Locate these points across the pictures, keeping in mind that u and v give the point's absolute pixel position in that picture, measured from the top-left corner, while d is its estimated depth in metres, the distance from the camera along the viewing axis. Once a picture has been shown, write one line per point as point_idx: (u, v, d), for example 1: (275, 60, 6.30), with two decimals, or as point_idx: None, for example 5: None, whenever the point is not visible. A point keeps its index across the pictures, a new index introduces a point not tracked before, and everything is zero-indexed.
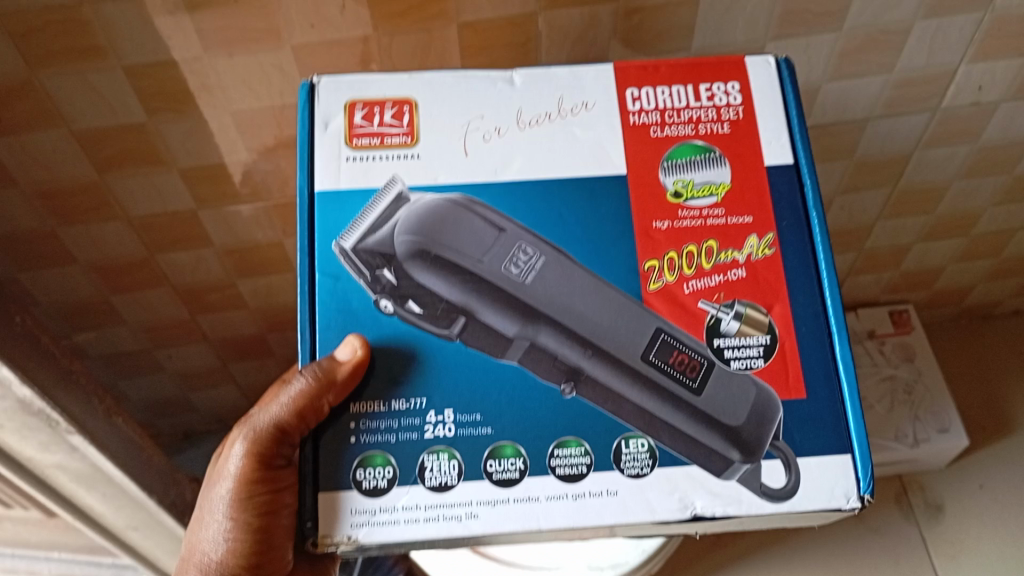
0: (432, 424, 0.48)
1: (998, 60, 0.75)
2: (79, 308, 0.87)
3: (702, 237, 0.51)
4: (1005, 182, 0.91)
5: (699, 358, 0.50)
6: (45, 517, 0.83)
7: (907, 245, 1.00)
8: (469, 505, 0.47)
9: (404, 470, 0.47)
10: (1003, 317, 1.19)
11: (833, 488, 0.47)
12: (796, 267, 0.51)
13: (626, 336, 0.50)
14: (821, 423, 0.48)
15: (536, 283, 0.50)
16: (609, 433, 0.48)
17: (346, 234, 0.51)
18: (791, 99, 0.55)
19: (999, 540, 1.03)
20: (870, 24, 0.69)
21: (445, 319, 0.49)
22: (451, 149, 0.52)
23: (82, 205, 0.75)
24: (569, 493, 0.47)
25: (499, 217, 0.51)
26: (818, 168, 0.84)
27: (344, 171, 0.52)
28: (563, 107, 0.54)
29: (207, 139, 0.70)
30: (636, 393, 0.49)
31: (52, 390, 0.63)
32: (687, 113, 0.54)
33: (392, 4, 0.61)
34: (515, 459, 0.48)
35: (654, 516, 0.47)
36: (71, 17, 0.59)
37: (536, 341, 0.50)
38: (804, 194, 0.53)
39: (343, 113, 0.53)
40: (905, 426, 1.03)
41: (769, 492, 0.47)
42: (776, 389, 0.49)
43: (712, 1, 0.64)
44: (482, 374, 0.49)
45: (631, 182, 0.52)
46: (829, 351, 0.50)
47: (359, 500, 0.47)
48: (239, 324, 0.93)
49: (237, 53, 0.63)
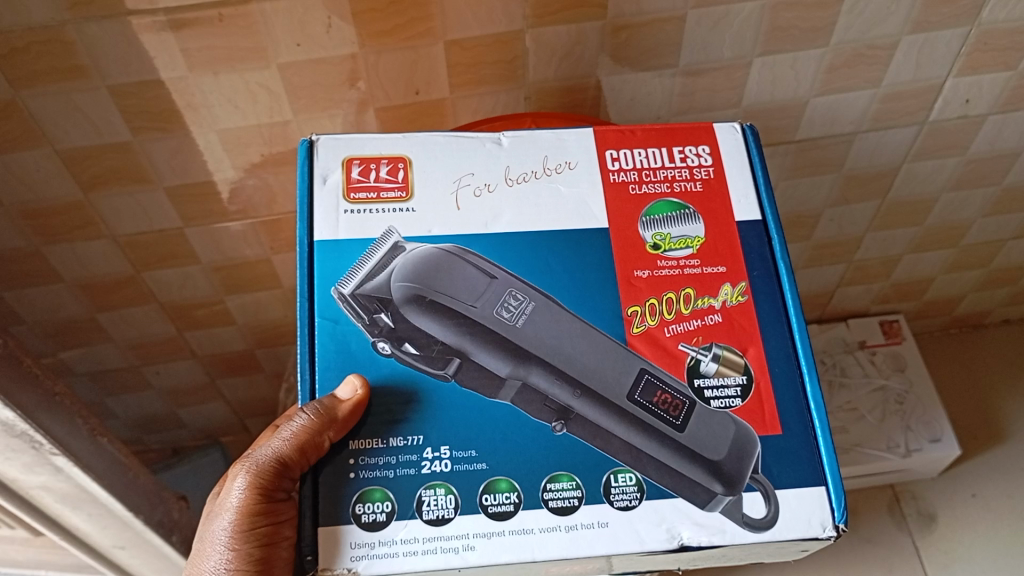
0: (428, 459, 0.47)
1: (985, 73, 0.75)
2: (65, 326, 0.86)
3: (679, 285, 0.51)
4: (994, 194, 0.91)
5: (681, 397, 0.49)
6: (31, 536, 0.81)
7: (896, 257, 1.00)
8: (462, 539, 0.45)
9: (403, 505, 0.46)
10: (994, 326, 1.19)
11: (808, 517, 0.46)
12: (768, 313, 0.51)
13: (612, 378, 0.49)
14: (797, 457, 0.48)
15: (526, 328, 0.50)
16: (598, 467, 0.47)
17: (345, 280, 0.50)
18: (756, 161, 0.55)
19: (992, 549, 1.02)
20: (857, 39, 0.69)
21: (440, 360, 0.48)
22: (442, 201, 0.52)
23: (67, 224, 0.74)
24: (562, 524, 0.46)
25: (489, 265, 0.51)
26: (807, 182, 0.84)
27: (342, 223, 0.51)
28: (548, 166, 0.54)
29: (193, 158, 0.69)
30: (623, 430, 0.48)
31: (36, 412, 0.62)
32: (663, 173, 0.54)
33: (378, 22, 0.61)
34: (509, 493, 0.46)
35: (642, 547, 0.45)
36: (54, 38, 0.58)
37: (527, 381, 0.49)
38: (771, 248, 0.53)
39: (340, 169, 0.52)
40: (897, 436, 1.02)
41: (751, 522, 0.46)
42: (753, 426, 0.48)
43: (699, 18, 0.64)
44: (475, 412, 0.48)
45: (612, 234, 0.52)
46: (802, 390, 0.49)
47: (358, 534, 0.45)
48: (228, 341, 0.93)
49: (222, 71, 0.62)
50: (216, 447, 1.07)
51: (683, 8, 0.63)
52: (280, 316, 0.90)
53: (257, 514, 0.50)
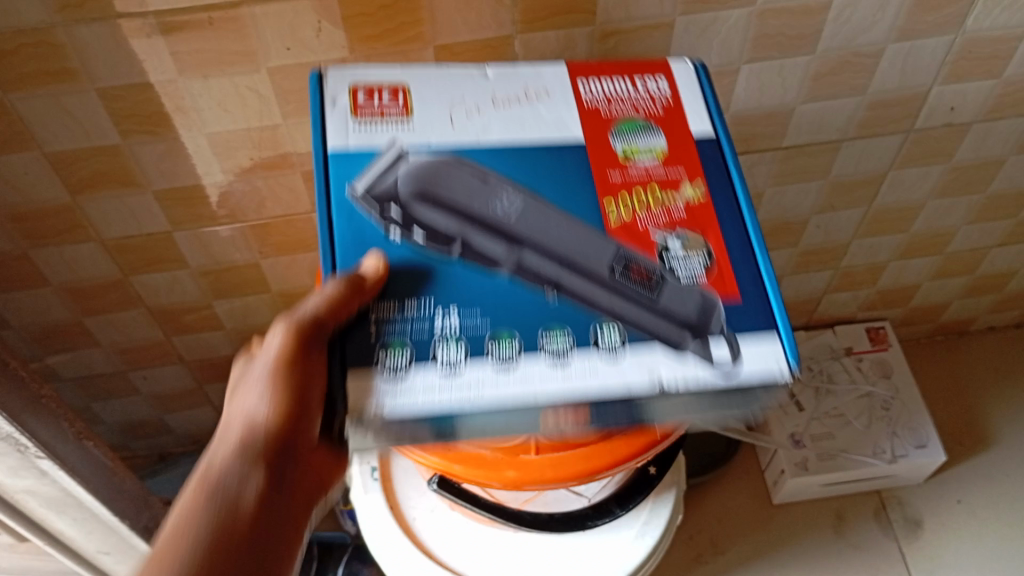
0: (440, 318, 0.44)
1: (969, 81, 0.76)
2: (51, 331, 0.86)
3: (642, 184, 0.49)
4: (979, 201, 0.92)
5: (654, 269, 0.46)
6: (15, 543, 0.80)
7: (882, 263, 1.01)
8: (450, 387, 0.42)
9: (420, 354, 0.43)
10: (978, 333, 1.21)
11: (767, 360, 0.44)
12: (724, 207, 0.49)
13: (597, 244, 0.46)
14: (758, 319, 0.45)
15: (518, 223, 0.46)
16: (587, 318, 0.44)
17: (358, 179, 0.47)
18: (708, 89, 0.54)
19: (976, 554, 1.03)
20: (843, 47, 0.69)
21: (443, 240, 0.46)
22: (439, 119, 0.50)
23: (54, 228, 0.74)
24: (558, 367, 0.43)
25: (476, 168, 0.48)
26: (793, 188, 0.85)
27: (353, 135, 0.48)
28: (530, 92, 0.52)
29: (182, 162, 0.69)
30: (608, 297, 0.45)
31: (22, 414, 0.61)
32: (628, 99, 0.52)
33: (368, 26, 0.61)
34: (511, 342, 0.43)
35: (623, 387, 0.43)
36: (43, 40, 0.58)
37: (523, 261, 0.46)
38: (721, 152, 0.51)
39: (346, 94, 0.50)
40: (883, 442, 1.03)
41: (719, 364, 0.43)
42: (715, 291, 0.46)
43: (687, 25, 0.65)
44: (472, 280, 0.45)
45: (587, 146, 0.50)
46: (757, 268, 0.47)
47: (385, 380, 0.42)
48: (215, 346, 0.93)
49: (212, 74, 0.62)
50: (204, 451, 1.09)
51: (671, 15, 0.64)
52: (268, 321, 0.90)
53: (288, 377, 0.45)
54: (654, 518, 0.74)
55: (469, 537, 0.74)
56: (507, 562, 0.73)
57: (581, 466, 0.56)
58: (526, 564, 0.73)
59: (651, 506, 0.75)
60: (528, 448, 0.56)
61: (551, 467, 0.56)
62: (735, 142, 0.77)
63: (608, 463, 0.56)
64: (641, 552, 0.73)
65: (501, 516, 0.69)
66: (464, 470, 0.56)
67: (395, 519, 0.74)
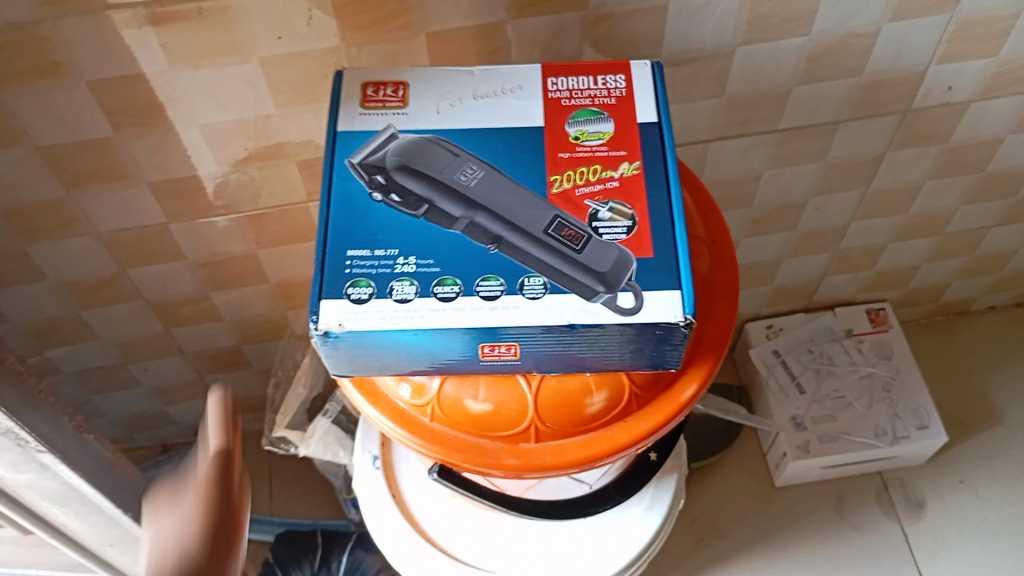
0: (402, 262, 0.48)
1: (965, 61, 0.75)
2: (50, 325, 0.86)
3: (587, 162, 0.52)
4: (976, 181, 0.92)
5: (583, 232, 0.49)
6: (19, 536, 0.78)
7: (880, 245, 1.00)
8: (384, 315, 0.47)
9: (379, 288, 0.47)
10: (979, 313, 1.20)
11: (663, 308, 0.47)
12: (655, 184, 0.51)
13: (533, 210, 0.50)
14: (667, 277, 0.48)
15: (476, 189, 0.50)
16: (516, 269, 0.48)
17: (357, 153, 0.51)
18: (661, 91, 0.54)
19: (978, 534, 1.03)
20: (838, 28, 0.69)
21: (413, 204, 0.50)
22: (425, 108, 0.54)
23: (49, 223, 0.74)
24: (488, 305, 0.47)
25: (452, 145, 0.52)
26: (790, 171, 0.85)
27: (358, 120, 0.53)
28: (506, 87, 0.55)
29: (175, 154, 0.69)
30: (537, 250, 0.48)
31: (21, 410, 0.59)
32: (586, 93, 0.54)
33: (358, 15, 0.61)
34: (452, 287, 0.47)
35: (538, 325, 0.47)
36: (31, 35, 0.58)
37: (474, 221, 0.50)
38: (662, 136, 0.52)
39: (355, 87, 0.54)
40: (885, 423, 1.03)
41: (620, 309, 0.47)
42: (630, 250, 0.48)
43: (678, 9, 0.64)
44: (431, 236, 0.49)
45: (545, 131, 0.53)
46: (671, 238, 0.49)
47: (342, 305, 0.47)
48: (215, 338, 0.93)
49: (203, 66, 0.62)
50: None
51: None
52: (266, 311, 0.91)
53: None
54: (658, 502, 0.74)
55: (471, 523, 0.74)
56: (513, 549, 0.73)
57: (581, 453, 0.56)
58: (530, 549, 0.73)
59: (653, 490, 0.75)
60: (528, 436, 0.56)
61: (552, 455, 0.56)
62: (730, 126, 0.77)
63: (607, 449, 0.56)
64: (647, 529, 0.73)
65: (503, 505, 0.70)
66: (465, 460, 0.56)
67: (398, 509, 0.75)
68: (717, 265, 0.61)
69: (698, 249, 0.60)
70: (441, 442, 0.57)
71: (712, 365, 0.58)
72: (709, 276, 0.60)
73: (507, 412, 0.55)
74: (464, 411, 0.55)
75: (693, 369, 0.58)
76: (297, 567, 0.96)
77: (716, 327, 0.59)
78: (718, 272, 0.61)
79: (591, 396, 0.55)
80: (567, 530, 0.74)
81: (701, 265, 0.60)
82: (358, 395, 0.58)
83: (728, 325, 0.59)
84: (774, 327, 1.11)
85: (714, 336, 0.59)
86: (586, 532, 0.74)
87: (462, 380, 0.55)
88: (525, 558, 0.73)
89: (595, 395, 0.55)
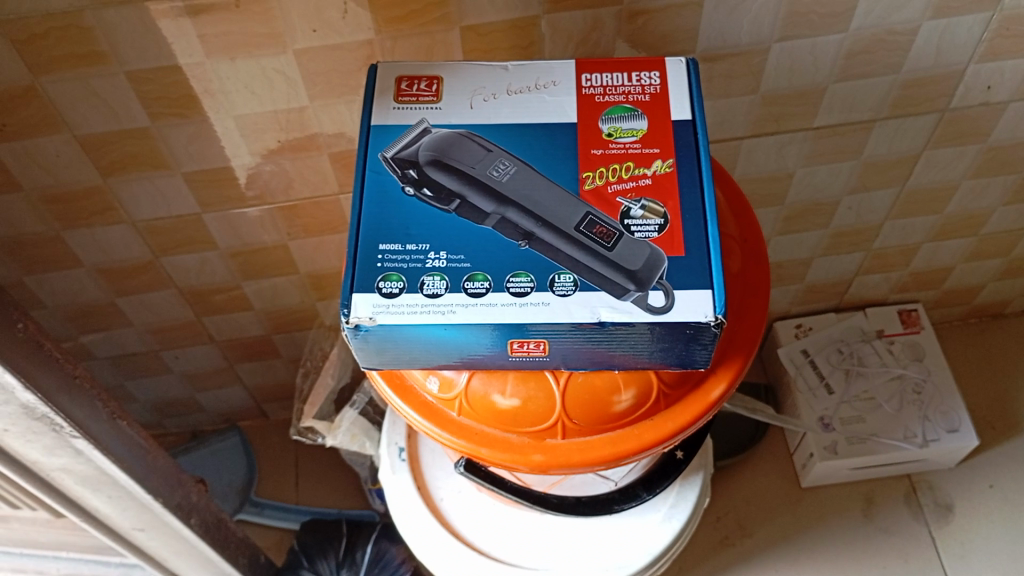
0: (433, 258, 0.48)
1: (1007, 59, 0.74)
2: (85, 311, 0.87)
3: (620, 159, 0.51)
4: (1015, 181, 0.90)
5: (615, 230, 0.49)
6: (53, 518, 0.78)
7: (915, 245, 0.99)
8: (415, 309, 0.47)
9: (411, 283, 0.48)
10: (1013, 316, 1.19)
11: (695, 306, 0.46)
12: (688, 182, 0.50)
13: (563, 207, 0.50)
14: (698, 276, 0.47)
15: (509, 184, 0.50)
16: (547, 267, 0.48)
17: (390, 146, 0.52)
18: (697, 88, 0.54)
19: (1008, 540, 1.02)
20: (878, 24, 0.68)
21: (446, 198, 0.50)
22: (458, 102, 0.54)
23: (86, 209, 0.75)
24: (518, 301, 0.47)
25: (485, 141, 0.52)
26: (824, 169, 0.84)
27: (392, 114, 0.53)
28: (540, 82, 0.54)
29: (210, 144, 0.70)
30: (568, 248, 0.48)
31: (57, 395, 0.59)
32: (620, 89, 0.54)
33: (393, 8, 0.61)
34: (482, 282, 0.47)
35: (568, 322, 0.46)
36: (72, 24, 0.58)
37: (506, 217, 0.50)
38: (696, 133, 0.52)
39: (390, 80, 0.55)
40: (914, 426, 1.02)
41: (652, 308, 0.46)
42: (663, 248, 0.48)
43: (715, 4, 0.64)
44: (461, 231, 0.49)
45: (578, 127, 0.53)
46: (705, 238, 0.49)
47: (375, 300, 0.47)
48: (245, 326, 0.94)
49: (239, 57, 0.62)
50: (235, 430, 1.11)
51: None
52: (297, 301, 0.91)
53: None
54: (682, 502, 0.74)
55: (495, 515, 0.75)
56: (536, 543, 0.74)
57: (608, 450, 0.56)
58: (553, 544, 0.74)
59: (678, 489, 0.75)
60: (555, 433, 0.56)
61: (578, 452, 0.56)
62: (765, 122, 0.76)
63: (634, 447, 0.56)
64: (668, 531, 0.73)
65: (528, 500, 0.70)
66: (491, 455, 0.56)
67: (423, 501, 0.75)
68: (749, 264, 0.60)
69: (730, 248, 0.59)
70: (468, 436, 0.57)
71: (741, 364, 0.58)
72: (741, 275, 0.59)
73: (534, 408, 0.55)
74: (492, 407, 0.55)
75: (722, 369, 0.58)
76: (323, 559, 0.96)
77: (747, 327, 0.59)
78: (749, 271, 0.60)
79: (618, 394, 0.54)
80: (589, 526, 0.74)
81: (733, 264, 0.59)
82: (387, 389, 0.58)
83: (758, 326, 0.59)
84: (803, 327, 1.10)
85: (744, 337, 0.58)
86: (609, 529, 0.74)
87: (490, 375, 0.54)
88: (547, 553, 0.73)
89: (623, 393, 0.54)
